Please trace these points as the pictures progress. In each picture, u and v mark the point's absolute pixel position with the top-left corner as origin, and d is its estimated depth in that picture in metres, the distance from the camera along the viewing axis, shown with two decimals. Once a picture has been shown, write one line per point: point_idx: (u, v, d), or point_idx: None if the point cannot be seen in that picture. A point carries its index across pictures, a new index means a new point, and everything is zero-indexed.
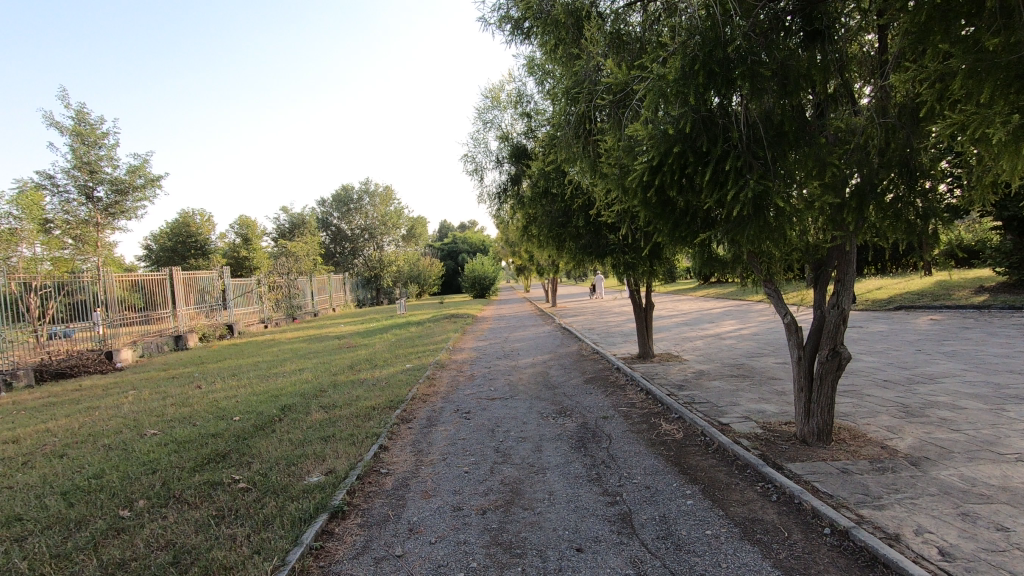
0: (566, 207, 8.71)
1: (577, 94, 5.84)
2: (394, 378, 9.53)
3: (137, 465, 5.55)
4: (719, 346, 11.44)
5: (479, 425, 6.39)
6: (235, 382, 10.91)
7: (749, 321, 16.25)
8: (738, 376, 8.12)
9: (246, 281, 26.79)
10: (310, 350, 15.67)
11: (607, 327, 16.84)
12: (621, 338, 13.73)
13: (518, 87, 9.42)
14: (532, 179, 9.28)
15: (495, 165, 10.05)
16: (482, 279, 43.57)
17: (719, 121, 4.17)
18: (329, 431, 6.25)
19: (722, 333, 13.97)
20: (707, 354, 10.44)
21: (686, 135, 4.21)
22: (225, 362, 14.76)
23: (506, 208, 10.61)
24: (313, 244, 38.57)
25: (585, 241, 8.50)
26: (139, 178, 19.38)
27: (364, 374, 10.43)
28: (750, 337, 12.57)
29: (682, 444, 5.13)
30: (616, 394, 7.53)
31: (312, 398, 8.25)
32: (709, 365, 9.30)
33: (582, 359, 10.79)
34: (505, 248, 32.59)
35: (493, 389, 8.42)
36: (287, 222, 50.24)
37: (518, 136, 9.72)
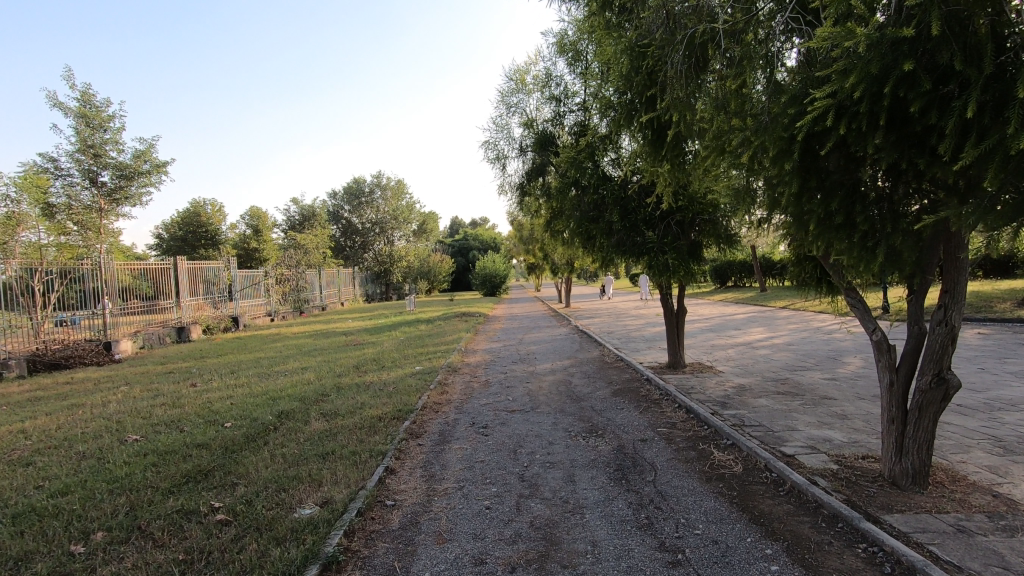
0: (600, 200, 7.88)
1: (644, 49, 4.95)
2: (403, 383, 8.77)
3: (105, 483, 4.81)
4: (754, 357, 10.56)
5: (499, 444, 5.60)
6: (233, 381, 10.18)
7: (778, 329, 15.32)
8: (785, 394, 7.26)
9: (253, 273, 26.18)
10: (316, 347, 14.92)
11: (626, 332, 15.98)
12: (644, 344, 12.89)
13: (546, 68, 8.61)
14: (559, 169, 8.43)
15: (518, 154, 9.22)
16: (492, 277, 42.83)
17: (971, 24, 2.71)
18: (329, 447, 5.46)
19: (752, 341, 13.07)
20: (743, 366, 9.56)
21: (912, 43, 2.84)
22: (227, 357, 14.03)
23: (528, 203, 9.78)
24: (323, 236, 37.99)
25: (618, 238, 7.63)
26: (145, 163, 18.73)
27: (370, 377, 9.62)
28: (784, 348, 11.66)
29: (744, 482, 4.31)
30: (650, 411, 6.69)
31: (313, 403, 7.48)
32: (748, 379, 8.44)
33: (606, 367, 9.95)
34: (517, 245, 31.77)
35: (512, 399, 7.62)
36: (297, 214, 49.73)
37: (543, 122, 8.89)
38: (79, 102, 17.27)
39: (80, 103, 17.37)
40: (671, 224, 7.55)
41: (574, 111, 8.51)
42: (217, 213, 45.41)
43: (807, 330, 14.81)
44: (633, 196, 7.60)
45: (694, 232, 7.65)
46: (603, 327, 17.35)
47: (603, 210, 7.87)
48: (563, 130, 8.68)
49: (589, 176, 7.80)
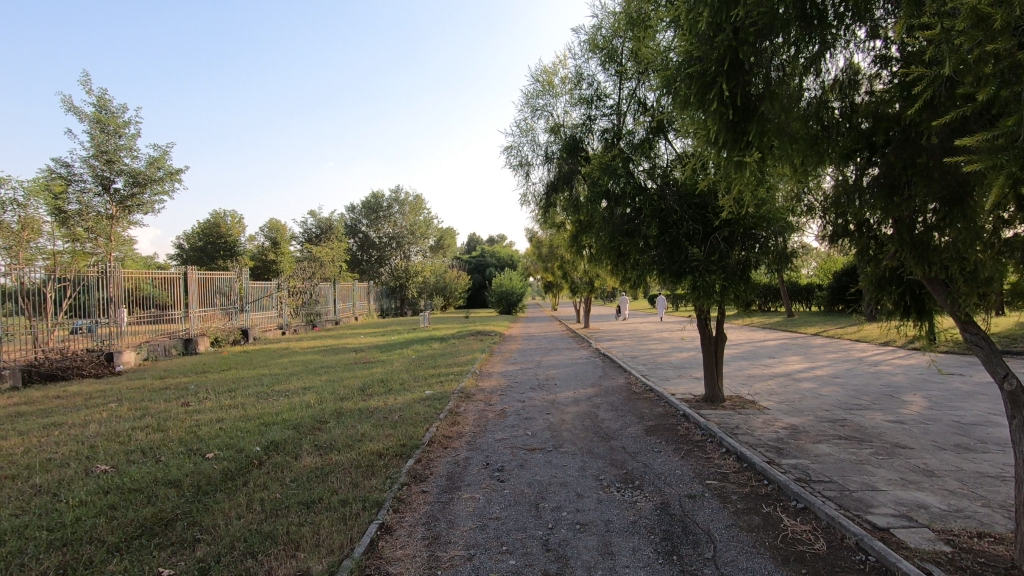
0: (635, 210, 7.08)
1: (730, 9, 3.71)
2: (410, 410, 7.93)
3: (45, 531, 4.02)
4: (799, 392, 9.50)
5: (517, 495, 4.71)
6: (229, 401, 9.41)
7: (817, 360, 14.18)
8: (848, 440, 6.27)
9: (266, 285, 25.70)
10: (323, 364, 14.17)
11: (651, 357, 14.97)
12: (672, 372, 11.86)
13: (578, 67, 7.85)
14: (588, 178, 7.65)
15: (542, 161, 8.43)
16: (509, 295, 42.03)
17: None
18: (316, 492, 4.62)
19: (791, 372, 11.97)
20: (789, 402, 8.51)
21: None
22: (230, 372, 13.33)
23: (553, 215, 8.95)
24: (339, 249, 37.62)
25: (656, 254, 6.70)
26: (159, 170, 18.36)
27: (375, 402, 8.76)
28: (830, 382, 10.58)
29: (833, 567, 3.36)
30: (693, 455, 5.74)
31: (307, 433, 6.65)
32: (800, 418, 7.41)
33: (635, 398, 9.00)
34: (535, 263, 30.94)
35: (531, 435, 6.71)
36: (315, 227, 49.72)
37: (571, 128, 8.13)
38: (95, 107, 17.10)
39: (96, 109, 17.18)
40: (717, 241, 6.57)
41: (607, 114, 7.79)
42: (237, 225, 45.45)
43: (849, 361, 13.65)
44: (671, 208, 6.67)
45: (742, 251, 6.74)
46: (626, 351, 16.35)
47: (639, 224, 6.97)
48: (595, 137, 7.93)
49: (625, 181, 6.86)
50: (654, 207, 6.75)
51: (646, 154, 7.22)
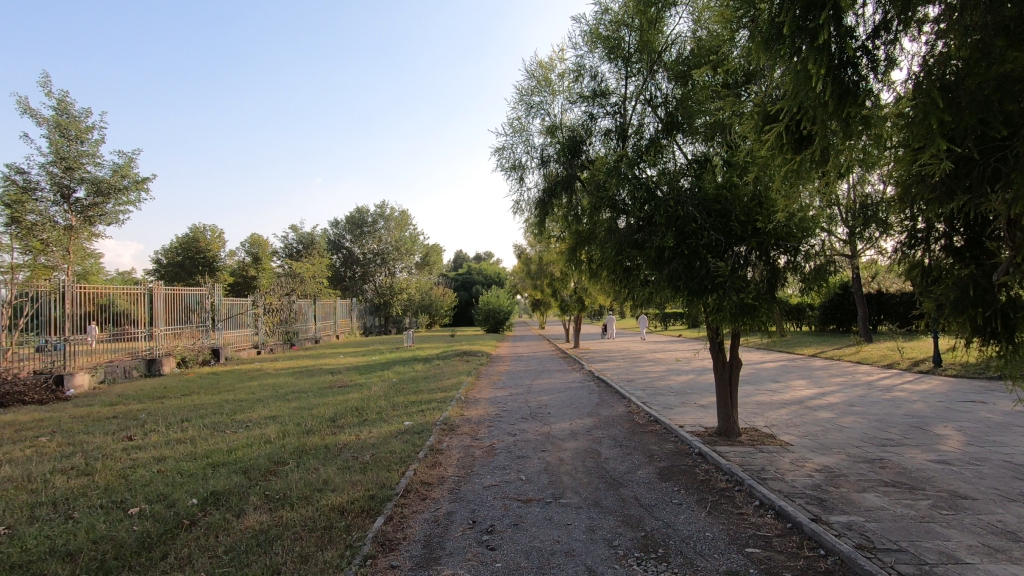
0: (645, 217, 6.21)
1: None
2: (385, 448, 6.89)
3: None
4: (819, 423, 8.59)
5: (513, 569, 3.72)
6: (180, 433, 8.29)
7: (825, 384, 13.33)
8: (897, 488, 5.35)
9: (241, 301, 24.31)
10: (294, 389, 13.01)
11: (649, 380, 14.01)
12: (675, 399, 10.92)
13: (579, 61, 7.08)
14: (592, 181, 6.77)
15: (537, 166, 7.55)
16: (496, 313, 41.00)
17: None
18: (253, 570, 3.59)
19: (802, 399, 11.09)
20: (812, 437, 7.60)
21: None
22: (191, 398, 12.13)
23: (547, 226, 8.01)
24: (321, 265, 36.40)
25: (671, 268, 5.81)
26: (124, 179, 17.23)
27: (346, 437, 7.69)
28: (847, 411, 9.70)
29: None
30: (721, 509, 4.79)
31: (259, 480, 5.59)
32: (831, 458, 6.49)
33: (639, 431, 8.04)
34: (523, 280, 29.97)
35: (525, 481, 5.72)
36: (297, 243, 48.47)
37: (571, 127, 7.29)
38: (56, 111, 16.04)
39: (57, 113, 16.13)
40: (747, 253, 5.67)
41: (610, 113, 7.00)
42: (216, 239, 44.01)
43: (860, 386, 12.80)
44: (688, 216, 5.79)
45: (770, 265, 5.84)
46: (622, 374, 15.39)
47: (652, 235, 6.08)
48: (599, 137, 7.12)
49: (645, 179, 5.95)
50: (668, 215, 5.87)
51: (661, 156, 6.39)
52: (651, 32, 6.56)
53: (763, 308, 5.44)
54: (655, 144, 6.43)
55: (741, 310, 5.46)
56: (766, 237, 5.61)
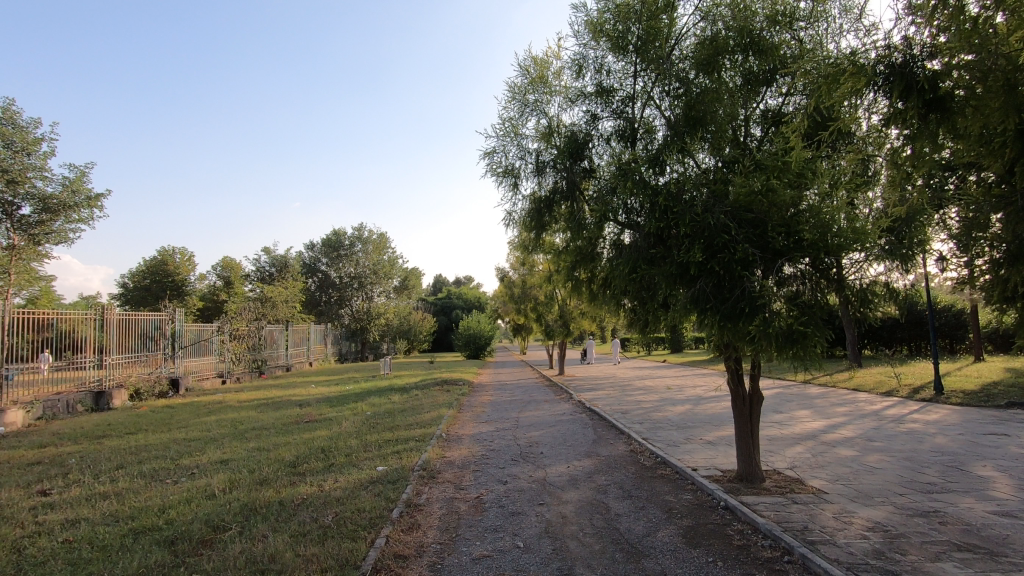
0: (663, 226, 5.30)
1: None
2: (353, 504, 5.77)
3: None
4: (845, 463, 7.64)
5: None
6: (109, 485, 7.00)
7: (832, 415, 12.47)
8: (976, 555, 4.40)
9: (205, 327, 22.67)
10: (255, 425, 11.68)
11: (644, 412, 13.00)
12: (679, 435, 9.92)
13: (580, 56, 6.36)
14: (599, 188, 5.94)
15: (532, 173, 6.68)
16: (477, 338, 39.78)
17: None
18: None
19: (814, 432, 10.17)
20: (845, 482, 6.64)
21: None
22: (135, 438, 10.72)
23: (544, 239, 7.11)
24: (294, 289, 34.87)
25: (699, 288, 4.88)
26: (76, 195, 15.88)
27: (307, 488, 6.52)
28: (870, 447, 8.79)
29: None
30: None
31: (187, 558, 4.41)
32: (879, 511, 5.53)
33: (648, 476, 7.02)
34: (505, 305, 28.88)
35: (526, 549, 4.66)
36: (270, 265, 46.76)
37: (572, 127, 6.48)
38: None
39: (1, 122, 14.78)
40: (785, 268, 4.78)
41: (615, 114, 6.25)
42: (186, 262, 42.25)
43: (870, 417, 11.95)
44: (719, 225, 4.82)
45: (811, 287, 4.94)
46: (614, 404, 14.35)
47: (674, 246, 5.17)
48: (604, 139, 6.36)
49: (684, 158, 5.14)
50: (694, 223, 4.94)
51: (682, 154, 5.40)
52: (659, 20, 5.84)
53: (813, 334, 4.59)
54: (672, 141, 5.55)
55: (786, 334, 4.61)
56: (809, 248, 4.75)
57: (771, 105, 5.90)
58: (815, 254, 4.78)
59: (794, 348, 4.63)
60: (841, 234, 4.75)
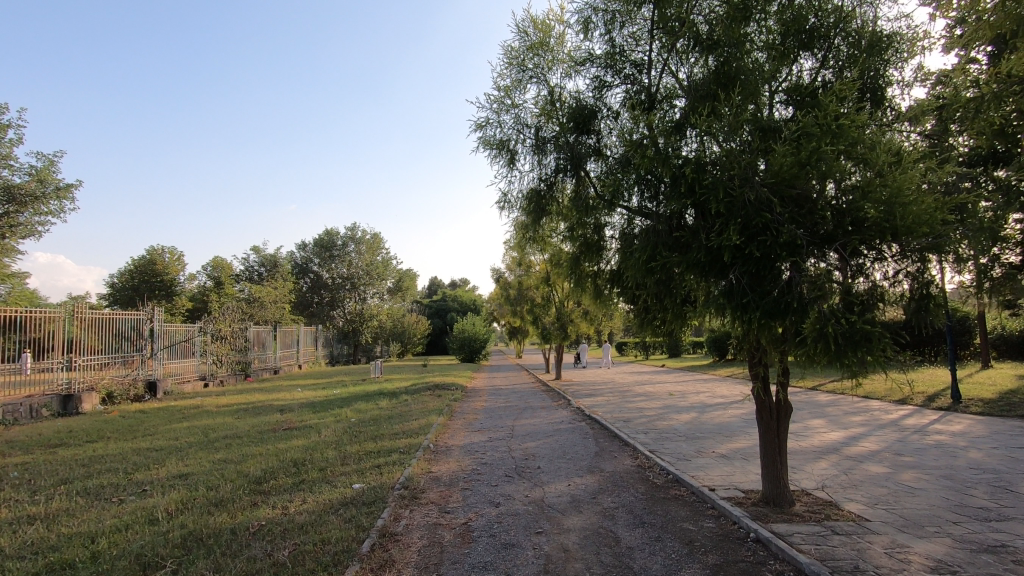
0: (688, 205, 4.45)
1: None
2: (319, 533, 4.90)
3: None
4: (879, 482, 6.79)
5: None
6: (43, 505, 6.08)
7: (849, 425, 11.67)
8: None
9: (187, 328, 21.68)
10: (228, 434, 10.75)
11: (648, 420, 12.16)
12: (688, 446, 9.09)
13: (589, 17, 5.59)
14: (612, 166, 5.13)
15: (530, 150, 5.83)
16: (471, 341, 38.94)
17: None
18: None
19: (834, 445, 9.34)
20: (886, 507, 5.80)
21: None
22: (93, 447, 9.75)
23: (543, 225, 6.30)
24: (284, 289, 33.89)
25: (733, 279, 4.06)
26: (45, 186, 14.96)
27: (267, 511, 5.64)
28: (900, 462, 7.99)
29: None
30: None
31: None
32: (933, 544, 4.73)
33: (660, 497, 6.18)
34: (501, 307, 28.03)
35: None
36: (259, 265, 45.79)
37: (577, 97, 5.66)
38: None
39: None
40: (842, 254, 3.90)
41: (626, 83, 5.47)
42: (175, 262, 41.24)
43: (890, 428, 11.16)
44: (759, 203, 3.97)
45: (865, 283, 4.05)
46: (614, 412, 13.47)
47: (703, 228, 4.33)
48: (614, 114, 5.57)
49: (713, 123, 4.32)
50: (726, 200, 4.10)
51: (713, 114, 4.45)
52: None
53: (879, 337, 3.74)
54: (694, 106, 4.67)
55: (846, 336, 3.74)
56: (872, 231, 3.87)
57: (804, 75, 5.08)
58: (879, 238, 3.89)
59: (857, 354, 3.75)
60: (914, 210, 3.83)
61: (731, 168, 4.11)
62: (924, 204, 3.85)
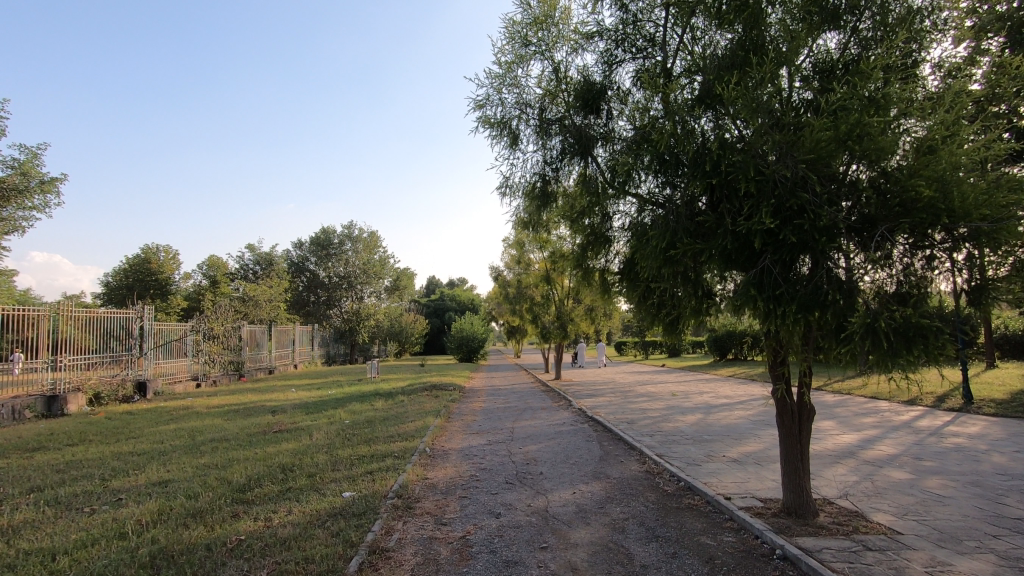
0: (711, 187, 4.04)
1: None
2: (303, 550, 4.46)
3: None
4: (905, 490, 6.37)
5: None
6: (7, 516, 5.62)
7: (861, 426, 11.26)
8: None
9: (179, 327, 21.13)
10: (215, 436, 10.30)
11: (653, 422, 11.75)
12: (697, 450, 8.67)
13: None
14: (624, 148, 4.72)
15: (534, 132, 5.41)
16: (470, 340, 38.49)
17: None
18: None
19: (849, 448, 8.91)
20: (917, 518, 5.38)
21: None
22: (72, 451, 9.28)
23: (547, 213, 5.89)
24: (279, 288, 33.39)
25: (764, 267, 3.65)
26: (30, 180, 14.52)
27: (249, 523, 5.19)
28: (922, 467, 7.58)
29: None
30: None
31: None
32: (977, 561, 4.30)
33: (672, 507, 5.76)
34: (500, 306, 27.57)
35: None
36: (255, 263, 45.30)
37: (584, 74, 5.23)
38: None
39: None
40: (887, 240, 3.48)
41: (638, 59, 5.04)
42: (170, 261, 40.71)
43: (904, 430, 10.75)
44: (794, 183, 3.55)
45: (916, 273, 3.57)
46: (617, 413, 13.05)
47: (727, 213, 3.92)
48: (625, 93, 5.14)
49: (738, 96, 3.89)
50: (757, 180, 3.68)
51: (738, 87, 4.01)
52: None
53: (937, 334, 3.30)
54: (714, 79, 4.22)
55: (898, 332, 3.33)
56: (925, 214, 3.40)
57: (831, 49, 4.62)
58: (933, 222, 3.41)
59: (911, 353, 3.34)
60: (971, 190, 3.37)
61: (762, 144, 3.69)
62: (981, 186, 3.40)
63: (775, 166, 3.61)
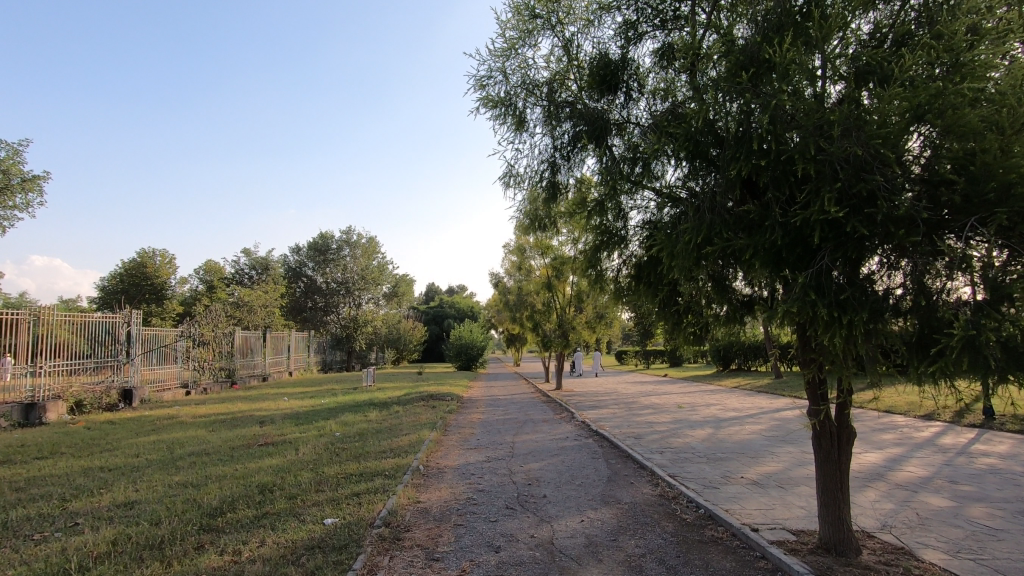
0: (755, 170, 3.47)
1: None
2: None
3: None
4: (951, 521, 5.70)
5: None
6: None
7: (883, 444, 10.59)
8: None
9: (169, 332, 20.48)
10: (196, 449, 9.65)
11: (661, 437, 11.10)
12: (713, 470, 8.02)
13: None
14: (651, 131, 4.16)
15: (544, 115, 4.85)
16: (469, 348, 37.85)
17: None
18: None
19: (876, 469, 8.25)
20: (974, 556, 4.72)
21: None
22: (40, 464, 8.63)
23: (556, 208, 5.36)
24: (275, 293, 32.76)
25: (825, 265, 3.11)
26: (11, 178, 13.96)
27: (213, 558, 4.55)
28: (961, 492, 6.91)
29: None
30: None
31: None
32: None
33: (694, 540, 5.12)
34: (500, 314, 26.98)
35: None
36: (251, 269, 44.69)
37: (600, 51, 4.68)
38: None
39: None
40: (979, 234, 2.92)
41: (661, 33, 4.48)
42: (167, 265, 40.20)
43: (929, 448, 10.10)
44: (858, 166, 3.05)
45: None
46: (622, 427, 12.39)
47: (777, 204, 3.37)
48: (644, 74, 4.62)
49: (791, 61, 3.29)
50: (815, 162, 3.14)
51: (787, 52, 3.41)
52: None
53: None
54: (759, 43, 3.58)
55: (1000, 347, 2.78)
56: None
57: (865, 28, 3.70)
58: None
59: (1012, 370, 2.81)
60: None
61: (823, 119, 3.12)
62: None
63: (839, 143, 3.05)
